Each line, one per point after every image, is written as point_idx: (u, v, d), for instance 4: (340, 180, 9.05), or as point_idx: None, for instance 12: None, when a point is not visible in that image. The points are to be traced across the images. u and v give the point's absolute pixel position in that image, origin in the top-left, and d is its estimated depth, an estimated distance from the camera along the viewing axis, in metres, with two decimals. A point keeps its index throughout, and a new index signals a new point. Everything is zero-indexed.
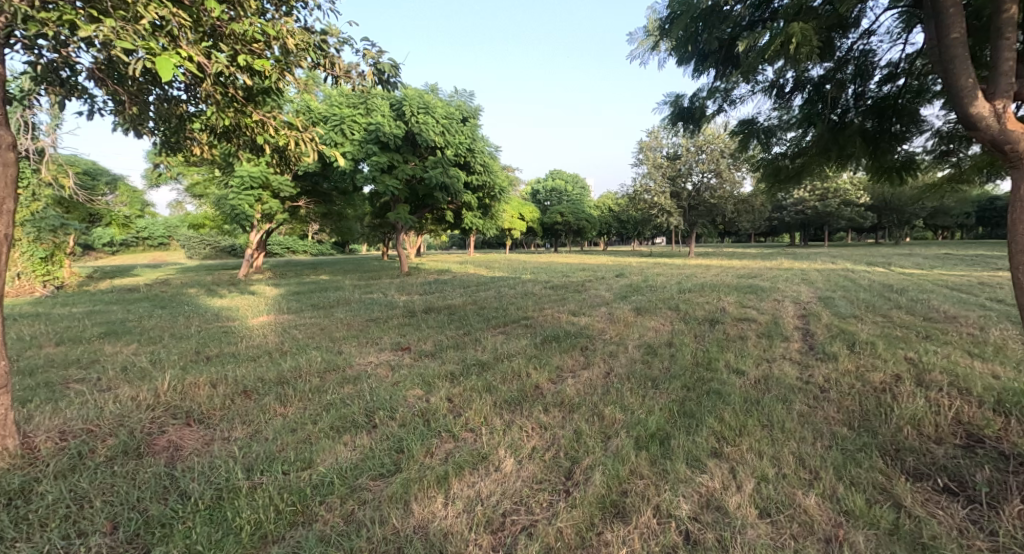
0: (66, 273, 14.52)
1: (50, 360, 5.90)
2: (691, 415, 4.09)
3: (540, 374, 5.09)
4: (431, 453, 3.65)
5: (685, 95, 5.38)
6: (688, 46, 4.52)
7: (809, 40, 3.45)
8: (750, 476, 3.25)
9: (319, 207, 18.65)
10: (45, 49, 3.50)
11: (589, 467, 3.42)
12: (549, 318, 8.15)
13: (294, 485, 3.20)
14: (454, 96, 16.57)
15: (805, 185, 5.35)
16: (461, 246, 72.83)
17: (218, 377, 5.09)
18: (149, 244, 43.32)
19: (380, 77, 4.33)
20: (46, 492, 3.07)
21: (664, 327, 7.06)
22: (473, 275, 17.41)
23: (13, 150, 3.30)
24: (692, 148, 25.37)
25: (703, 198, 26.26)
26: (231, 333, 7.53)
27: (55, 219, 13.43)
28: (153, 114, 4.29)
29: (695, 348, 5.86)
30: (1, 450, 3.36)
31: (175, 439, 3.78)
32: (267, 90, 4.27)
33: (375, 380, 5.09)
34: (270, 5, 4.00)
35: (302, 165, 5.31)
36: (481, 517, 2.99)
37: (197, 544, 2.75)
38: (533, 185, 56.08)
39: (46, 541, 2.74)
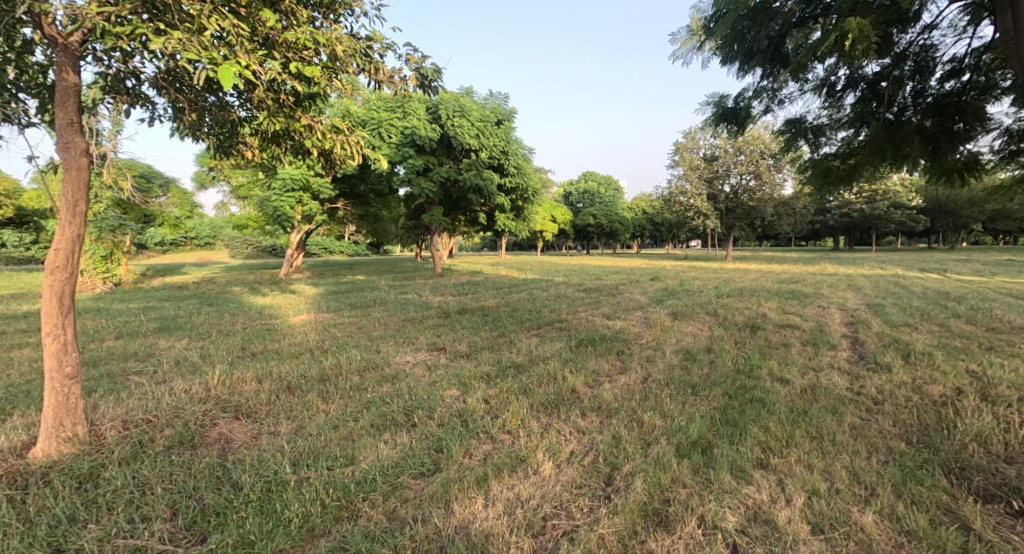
0: (123, 271, 15.27)
1: (111, 353, 6.23)
2: (734, 423, 4.00)
3: (577, 378, 5.06)
4: (470, 454, 3.69)
5: (731, 96, 5.29)
6: (735, 45, 4.44)
7: (866, 36, 3.30)
8: (800, 490, 3.15)
9: (357, 208, 19.05)
10: (114, 60, 3.71)
11: (630, 473, 3.38)
12: (583, 321, 8.10)
13: (338, 480, 3.28)
14: (489, 98, 16.72)
15: (856, 187, 5.18)
16: (493, 247, 73.67)
17: (264, 373, 5.26)
18: (196, 244, 45.12)
19: (422, 81, 4.34)
20: (112, 478, 3.22)
21: (702, 333, 6.92)
22: (506, 277, 17.41)
23: (86, 155, 3.51)
24: (730, 149, 24.76)
25: (741, 200, 25.53)
26: (274, 330, 7.77)
27: (114, 219, 14.11)
28: (210, 119, 4.49)
29: (736, 354, 5.73)
30: (73, 436, 3.55)
31: (225, 432, 3.93)
32: (314, 96, 4.37)
33: (413, 380, 5.15)
34: (319, 13, 4.11)
35: (344, 168, 5.40)
36: (521, 519, 2.99)
37: (251, 534, 2.84)
38: (566, 187, 55.87)
39: (113, 524, 2.87)
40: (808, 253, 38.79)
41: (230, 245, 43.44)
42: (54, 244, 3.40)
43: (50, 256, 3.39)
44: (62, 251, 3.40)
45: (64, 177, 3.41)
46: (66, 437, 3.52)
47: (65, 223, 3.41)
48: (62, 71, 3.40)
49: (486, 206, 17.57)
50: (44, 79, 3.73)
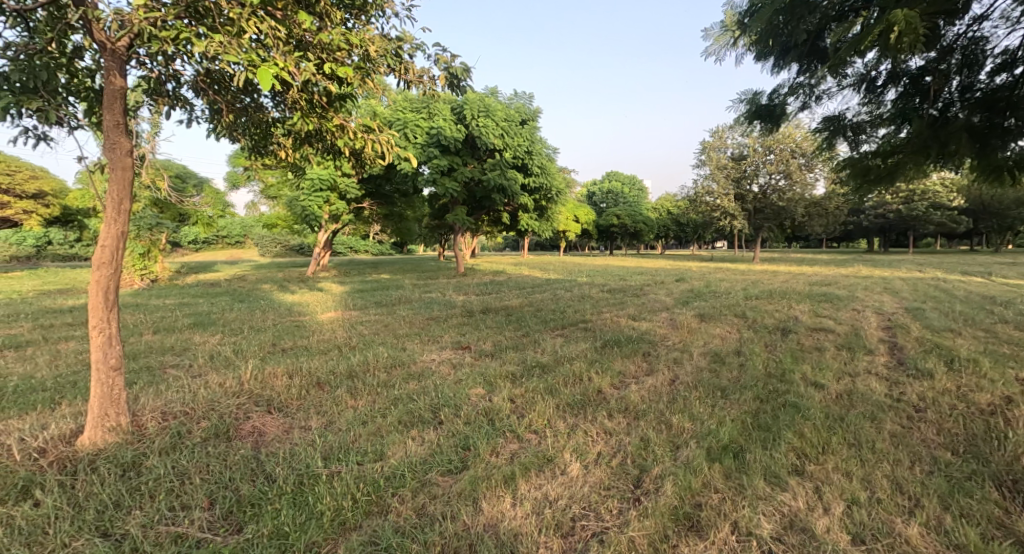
0: (159, 269, 15.71)
1: (150, 347, 6.42)
2: (767, 428, 3.92)
3: (603, 379, 5.02)
4: (496, 453, 3.68)
5: (765, 92, 5.16)
6: (770, 40, 4.33)
7: (913, 28, 3.18)
8: (839, 499, 3.06)
9: (383, 208, 19.26)
10: (157, 63, 3.82)
11: (659, 476, 3.34)
12: (608, 322, 8.02)
13: (368, 475, 3.31)
14: (514, 98, 16.74)
15: (897, 186, 5.00)
16: (516, 247, 73.89)
17: (294, 368, 5.37)
18: (227, 243, 46.27)
19: (452, 80, 4.34)
20: (154, 467, 3.32)
21: (730, 335, 6.81)
22: (530, 277, 17.38)
23: (131, 155, 3.62)
24: (759, 148, 24.21)
25: (770, 200, 24.80)
26: (303, 327, 7.91)
27: (152, 217, 14.53)
28: (247, 120, 4.60)
29: (767, 357, 5.61)
30: (116, 425, 3.67)
31: (259, 426, 4.01)
32: (346, 96, 4.42)
33: (439, 378, 5.19)
34: (351, 15, 4.16)
35: (373, 168, 5.46)
36: (550, 520, 2.97)
37: (285, 526, 2.88)
38: (591, 187, 55.55)
39: (155, 512, 2.96)
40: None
41: (260, 244, 44.41)
42: (99, 242, 3.52)
43: (96, 253, 3.52)
44: (107, 249, 3.52)
45: (110, 176, 3.53)
46: (111, 426, 3.64)
47: (110, 221, 3.52)
48: (109, 75, 3.51)
49: (510, 205, 17.58)
50: (92, 84, 3.87)
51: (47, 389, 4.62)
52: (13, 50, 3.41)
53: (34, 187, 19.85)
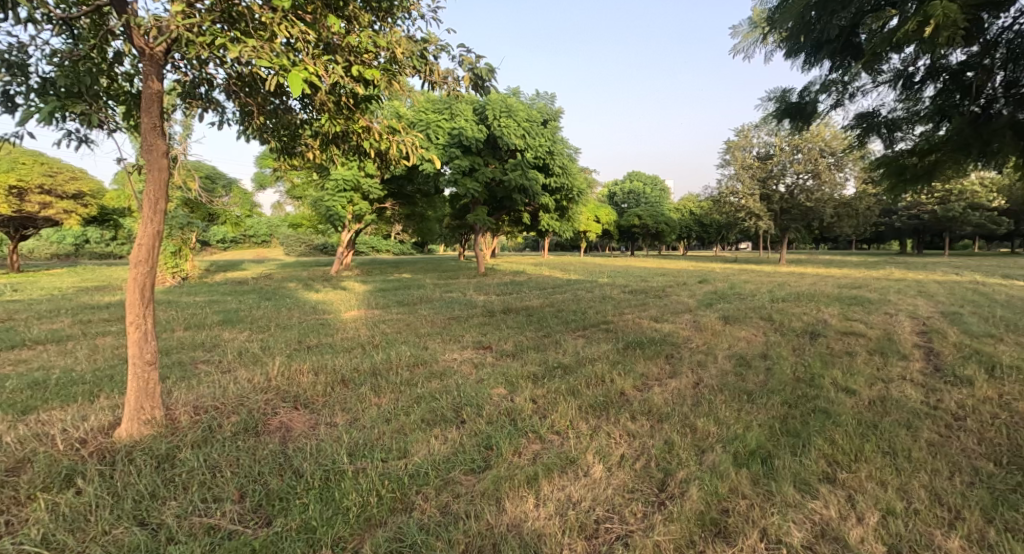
0: (190, 267, 16.10)
1: (181, 343, 6.58)
2: (796, 433, 3.84)
3: (626, 381, 4.99)
4: (519, 453, 3.68)
5: (795, 90, 5.05)
6: (801, 36, 4.24)
7: (952, 21, 3.07)
8: (873, 508, 2.98)
9: (405, 208, 19.43)
10: (191, 67, 3.91)
11: (685, 480, 3.30)
12: (630, 323, 7.96)
13: (392, 472, 3.34)
14: (536, 98, 16.76)
15: (935, 186, 4.84)
16: (536, 247, 73.95)
17: (319, 365, 5.45)
18: (255, 243, 47.29)
19: (476, 81, 4.34)
20: (186, 459, 3.40)
21: (756, 338, 6.70)
22: (551, 277, 17.34)
23: (167, 157, 3.72)
24: (786, 147, 23.73)
25: (797, 200, 24.34)
26: (327, 325, 8.03)
27: (183, 217, 14.86)
28: (276, 122, 4.68)
29: (795, 361, 5.50)
30: (151, 419, 3.77)
31: (285, 421, 4.08)
32: (371, 98, 4.47)
33: (461, 377, 5.22)
34: (377, 18, 4.20)
35: (396, 169, 5.51)
36: (574, 522, 2.96)
37: (312, 520, 2.92)
38: (612, 187, 55.20)
39: (189, 503, 3.02)
40: (874, 256, 36.86)
41: (285, 244, 45.15)
42: (137, 240, 3.62)
43: (134, 251, 3.62)
44: (145, 247, 3.62)
45: (147, 177, 3.63)
46: (146, 419, 3.75)
47: (146, 220, 3.62)
48: (148, 80, 3.60)
49: (530, 205, 17.58)
50: (130, 89, 3.98)
51: (86, 382, 4.78)
52: (58, 56, 3.53)
53: (74, 187, 20.47)
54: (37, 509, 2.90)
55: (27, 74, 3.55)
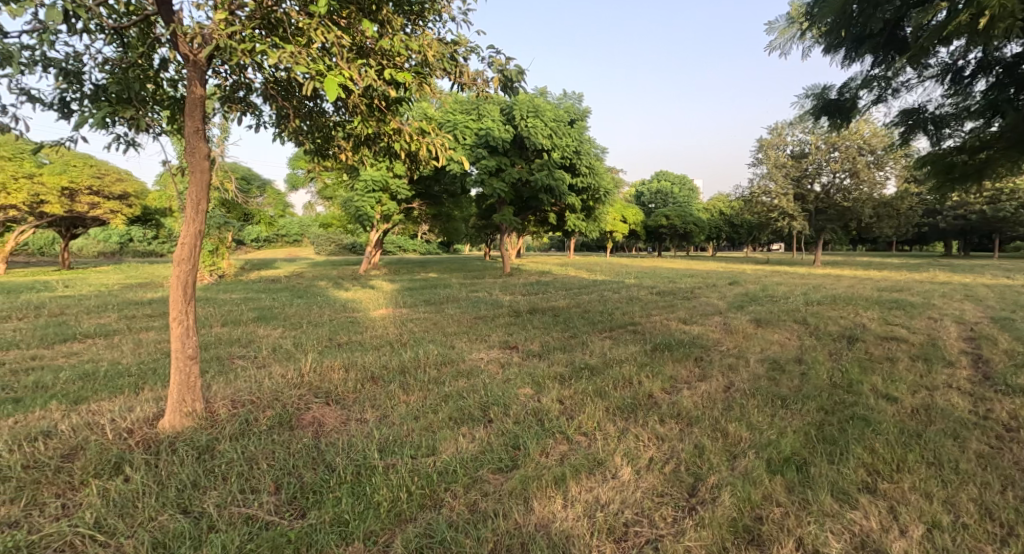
0: (226, 265, 16.57)
1: (219, 338, 6.80)
2: (833, 441, 3.76)
3: (654, 383, 4.95)
4: (546, 453, 3.70)
5: (834, 86, 4.91)
6: (842, 31, 4.13)
7: (1009, 13, 2.94)
8: (917, 521, 2.90)
9: (433, 208, 19.62)
10: (231, 72, 4.03)
11: (716, 486, 3.25)
12: (658, 325, 7.89)
13: (421, 469, 3.39)
14: (563, 98, 16.74)
15: (984, 185, 4.65)
16: (561, 248, 73.89)
17: (349, 362, 5.56)
18: (287, 241, 48.52)
19: (505, 83, 4.36)
20: (225, 451, 3.51)
21: (790, 342, 6.55)
22: (577, 278, 17.29)
23: (208, 159, 3.84)
24: (822, 145, 23.04)
25: (834, 200, 23.70)
26: (357, 323, 8.17)
27: (220, 217, 15.35)
28: (309, 126, 4.79)
29: (832, 367, 5.35)
30: (192, 411, 3.90)
31: (318, 416, 4.17)
32: (402, 100, 4.53)
33: (488, 376, 5.25)
34: (409, 22, 4.27)
35: (425, 171, 5.57)
36: (602, 524, 2.95)
37: (344, 514, 2.97)
38: (640, 187, 54.65)
39: (229, 493, 3.12)
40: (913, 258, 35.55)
41: (316, 244, 46.12)
42: (180, 239, 3.76)
43: (176, 250, 3.76)
44: (187, 246, 3.76)
45: (190, 178, 3.76)
46: (188, 411, 3.88)
47: (189, 219, 3.76)
48: (191, 84, 3.73)
49: (557, 205, 17.54)
50: (174, 93, 4.13)
51: (132, 375, 4.98)
52: (110, 63, 3.70)
53: (120, 187, 21.30)
54: (90, 494, 3.03)
55: (82, 81, 3.72)
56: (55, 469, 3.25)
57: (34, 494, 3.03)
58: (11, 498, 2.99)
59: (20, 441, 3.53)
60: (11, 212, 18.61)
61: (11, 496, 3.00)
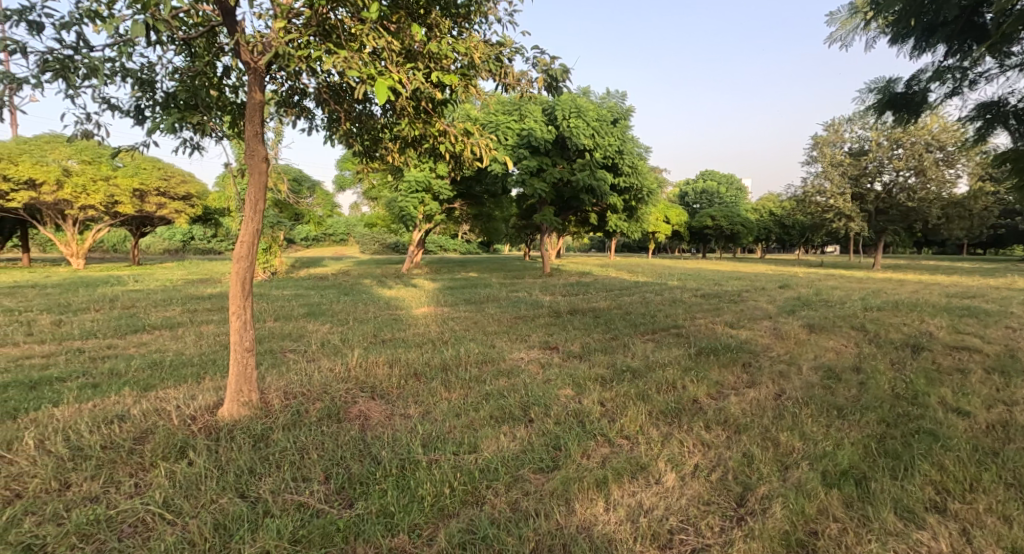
0: (278, 263, 17.22)
1: (271, 332, 7.09)
2: (896, 456, 3.60)
3: (699, 388, 4.85)
4: (588, 455, 3.68)
5: (901, 80, 4.70)
6: (912, 20, 3.95)
7: None
8: (993, 546, 2.73)
9: (474, 208, 19.81)
10: (286, 78, 4.20)
11: (766, 497, 3.17)
12: (703, 328, 7.72)
13: (464, 466, 3.44)
14: (607, 98, 16.60)
15: None
16: (601, 250, 73.47)
17: (393, 358, 5.69)
18: (333, 239, 50.08)
19: (550, 83, 4.37)
20: (278, 440, 3.66)
21: (847, 349, 6.30)
22: (618, 279, 17.13)
23: (266, 162, 4.01)
24: (883, 141, 21.91)
25: (896, 199, 22.55)
26: (400, 320, 8.36)
27: (273, 216, 15.97)
28: (359, 129, 4.92)
29: (894, 377, 5.11)
30: (249, 401, 4.08)
31: (364, 410, 4.29)
32: (448, 102, 4.59)
33: (528, 376, 5.28)
34: (456, 26, 4.33)
35: (469, 171, 5.63)
36: (646, 529, 2.92)
37: (390, 507, 3.04)
38: (684, 187, 53.59)
39: (283, 480, 3.25)
40: (982, 262, 33.46)
41: (362, 243, 47.27)
42: (240, 237, 3.95)
43: (236, 248, 3.96)
44: (246, 244, 3.95)
45: (249, 180, 3.93)
46: (245, 401, 4.06)
47: (248, 219, 3.93)
48: (250, 90, 3.90)
49: (598, 205, 17.40)
50: (234, 99, 4.33)
51: (194, 364, 5.26)
52: (179, 72, 3.92)
53: (184, 189, 22.46)
54: (158, 475, 3.22)
55: (154, 89, 3.95)
56: (128, 451, 3.46)
57: (111, 473, 3.24)
58: (91, 475, 3.21)
59: (97, 422, 3.78)
60: (90, 212, 19.94)
61: (91, 473, 3.22)
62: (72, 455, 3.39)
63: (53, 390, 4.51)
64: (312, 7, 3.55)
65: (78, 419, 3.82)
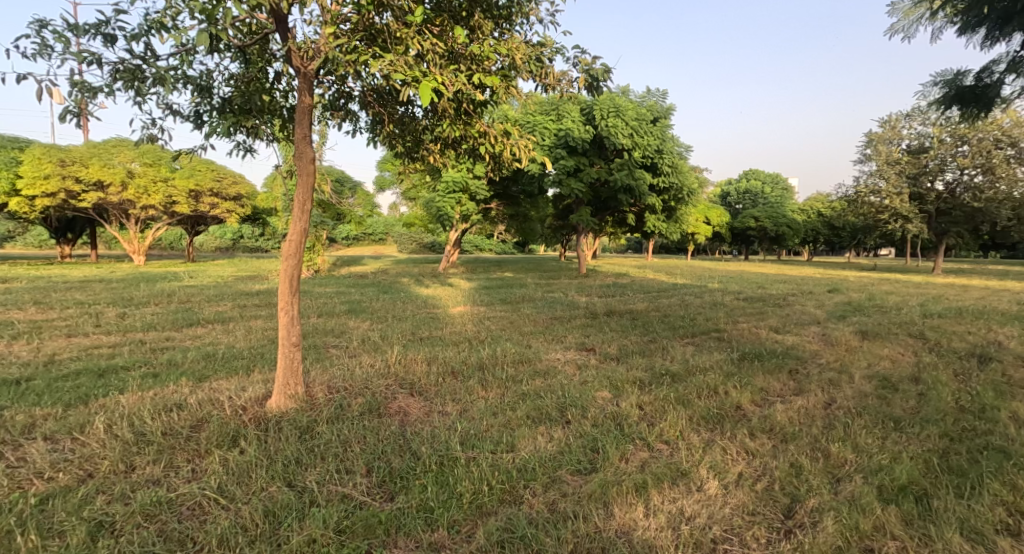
0: (322, 261, 17.68)
1: (315, 328, 7.27)
2: (961, 473, 3.40)
3: (743, 394, 4.71)
4: (626, 459, 3.63)
5: (970, 72, 4.47)
6: (985, 8, 3.75)
7: None
8: None
9: (511, 208, 19.86)
10: (334, 82, 4.29)
11: (816, 509, 3.05)
12: (746, 333, 7.50)
13: (502, 464, 3.43)
14: (647, 96, 16.34)
15: None
16: (638, 250, 72.54)
17: (431, 356, 5.74)
18: (372, 238, 51.16)
19: (592, 83, 4.32)
20: (323, 433, 3.75)
21: (904, 358, 6.00)
22: (655, 280, 16.85)
23: (314, 163, 4.10)
24: (946, 138, 20.84)
25: (960, 199, 21.37)
26: (437, 319, 8.44)
27: (316, 216, 16.40)
28: (401, 130, 4.98)
29: (958, 389, 4.83)
30: (295, 393, 4.19)
31: (404, 406, 4.34)
32: (488, 103, 4.59)
33: (565, 377, 5.23)
34: (498, 29, 4.33)
35: (508, 172, 5.62)
36: (688, 537, 2.85)
37: (430, 502, 3.07)
38: (725, 187, 52.28)
39: (327, 471, 3.32)
40: None
41: (400, 243, 48.08)
42: (287, 236, 4.06)
43: (284, 246, 4.07)
44: (293, 242, 4.05)
45: (297, 181, 4.03)
46: (291, 394, 4.17)
47: (295, 219, 4.03)
48: (300, 94, 4.00)
49: (636, 206, 17.15)
50: (285, 103, 4.46)
51: (244, 357, 5.44)
52: (234, 78, 4.07)
53: (236, 190, 23.36)
54: (213, 461, 3.34)
55: (211, 94, 4.10)
56: (186, 438, 3.61)
57: (170, 458, 3.39)
58: (153, 459, 3.35)
59: (158, 410, 3.96)
60: (151, 212, 20.93)
61: (153, 457, 3.37)
62: (137, 439, 3.55)
63: (118, 378, 4.75)
64: (359, 13, 3.62)
65: (140, 406, 4.01)
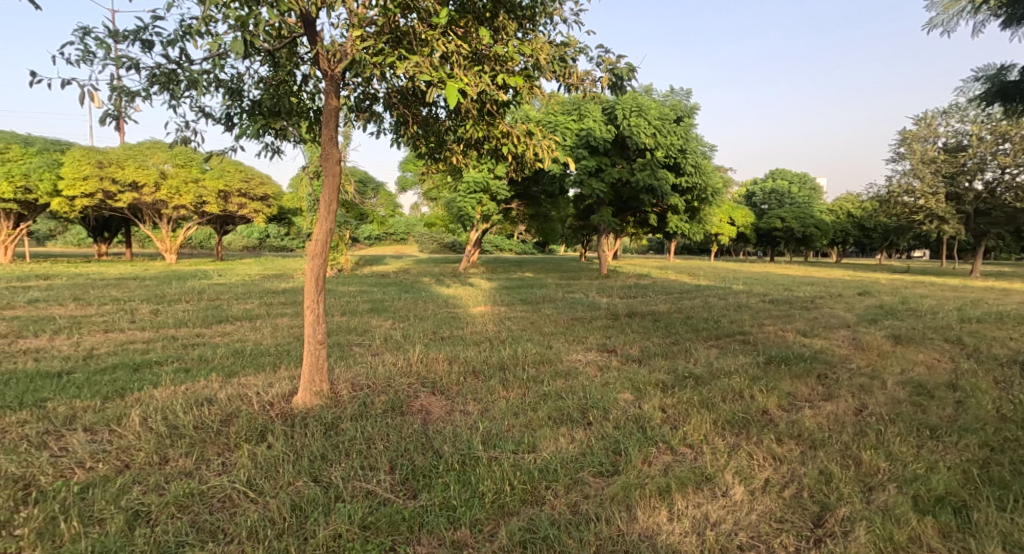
0: (346, 260, 17.88)
1: (338, 326, 7.35)
2: (1002, 485, 3.27)
3: (769, 398, 4.61)
4: (650, 462, 3.57)
5: (1014, 68, 4.31)
6: None
7: None
8: None
9: (532, 208, 19.83)
10: (359, 84, 4.32)
11: (848, 518, 2.96)
12: (772, 336, 7.36)
13: (524, 465, 3.41)
14: (671, 95, 16.15)
15: None
16: (660, 251, 71.87)
17: (452, 355, 5.76)
18: (394, 237, 51.68)
19: (616, 82, 4.27)
20: (347, 430, 3.78)
21: (939, 364, 5.81)
22: (678, 281, 16.63)
23: (339, 163, 4.13)
24: (986, 136, 20.18)
25: (1000, 199, 20.69)
26: (458, 318, 8.47)
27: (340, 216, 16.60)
28: (425, 131, 4.99)
29: (998, 397, 4.65)
30: (320, 390, 4.23)
31: (426, 405, 4.36)
32: (512, 103, 4.57)
33: (587, 378, 5.19)
34: (522, 29, 4.31)
35: (530, 172, 5.59)
36: (714, 543, 2.79)
37: (452, 500, 3.07)
38: (750, 187, 51.43)
39: (351, 467, 3.35)
40: None
41: (421, 243, 48.44)
42: (313, 236, 4.10)
43: (310, 245, 4.11)
44: (319, 241, 4.09)
45: (323, 181, 4.06)
46: (317, 391, 4.21)
47: (321, 219, 4.06)
48: (327, 96, 4.04)
49: (658, 206, 16.97)
50: (313, 105, 4.51)
51: (270, 354, 5.52)
52: (263, 80, 4.13)
53: (262, 191, 23.76)
54: (242, 455, 3.39)
55: (242, 97, 4.18)
56: (216, 432, 3.68)
57: (201, 451, 3.45)
58: (185, 452, 3.42)
59: (190, 404, 4.04)
60: (183, 212, 21.52)
61: (185, 450, 3.44)
62: (169, 432, 3.63)
63: (152, 372, 4.87)
64: (385, 15, 3.64)
65: (173, 400, 4.10)
